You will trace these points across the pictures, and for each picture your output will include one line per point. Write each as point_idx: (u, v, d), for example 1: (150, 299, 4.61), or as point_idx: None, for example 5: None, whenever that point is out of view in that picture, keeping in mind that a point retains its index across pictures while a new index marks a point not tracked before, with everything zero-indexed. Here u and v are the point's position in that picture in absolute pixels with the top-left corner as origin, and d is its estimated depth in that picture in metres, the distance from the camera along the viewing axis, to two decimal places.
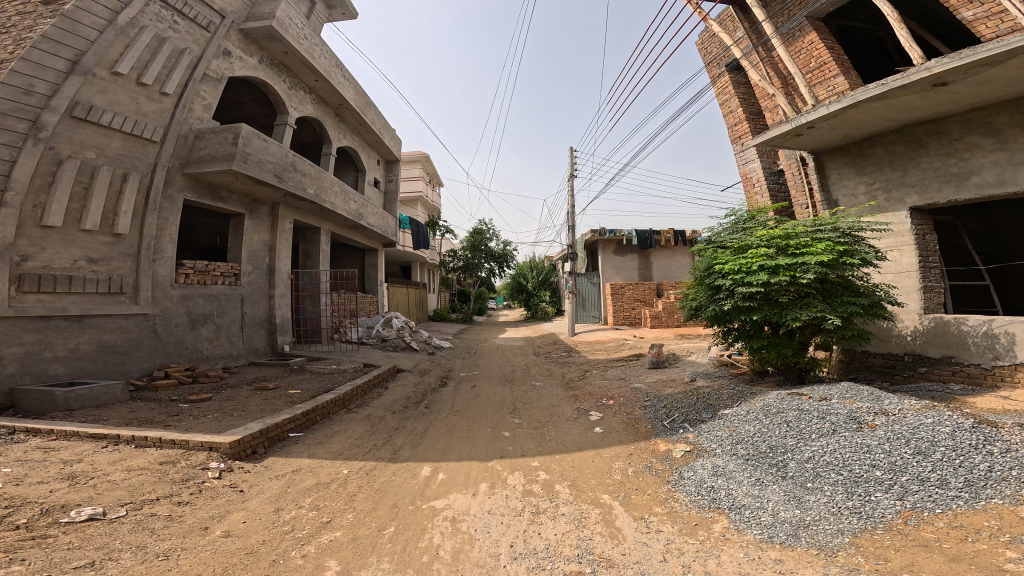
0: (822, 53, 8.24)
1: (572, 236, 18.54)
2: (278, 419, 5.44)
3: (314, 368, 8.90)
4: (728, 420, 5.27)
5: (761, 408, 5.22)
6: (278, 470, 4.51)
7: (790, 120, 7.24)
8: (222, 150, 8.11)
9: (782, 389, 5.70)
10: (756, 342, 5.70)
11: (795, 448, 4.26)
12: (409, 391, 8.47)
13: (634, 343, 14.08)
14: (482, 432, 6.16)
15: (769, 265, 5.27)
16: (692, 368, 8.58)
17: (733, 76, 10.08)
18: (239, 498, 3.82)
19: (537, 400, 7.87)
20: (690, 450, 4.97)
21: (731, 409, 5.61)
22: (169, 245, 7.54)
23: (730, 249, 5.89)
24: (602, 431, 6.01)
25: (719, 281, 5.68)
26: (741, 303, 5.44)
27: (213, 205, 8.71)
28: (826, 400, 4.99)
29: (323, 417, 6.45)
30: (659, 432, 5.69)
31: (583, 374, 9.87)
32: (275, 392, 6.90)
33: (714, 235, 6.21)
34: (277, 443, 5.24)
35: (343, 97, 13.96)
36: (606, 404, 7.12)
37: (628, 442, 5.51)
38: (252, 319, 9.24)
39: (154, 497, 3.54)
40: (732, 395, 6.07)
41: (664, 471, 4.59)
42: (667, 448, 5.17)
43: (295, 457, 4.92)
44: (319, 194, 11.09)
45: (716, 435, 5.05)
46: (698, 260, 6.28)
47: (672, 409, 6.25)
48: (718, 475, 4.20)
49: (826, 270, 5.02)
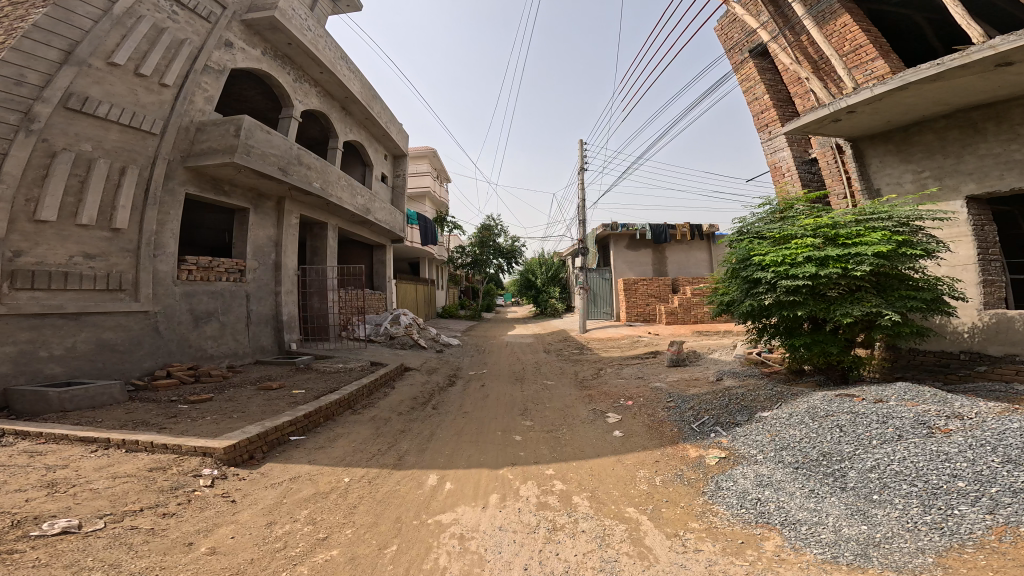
0: (857, 36, 7.56)
1: (583, 230, 17.99)
2: (279, 421, 5.18)
3: (321, 367, 8.66)
4: (768, 424, 4.79)
5: (807, 411, 4.72)
6: (275, 478, 4.23)
7: (828, 104, 6.57)
8: (225, 142, 7.88)
9: (825, 389, 5.21)
10: (797, 339, 5.19)
11: (854, 456, 3.77)
12: (417, 391, 8.16)
13: (650, 340, 13.53)
14: (492, 437, 5.79)
15: (816, 256, 4.75)
16: (716, 367, 8.05)
17: (758, 62, 9.39)
18: (230, 509, 3.55)
19: (550, 400, 7.47)
20: (726, 457, 4.51)
21: (771, 411, 5.13)
22: (170, 240, 7.34)
23: (769, 240, 5.37)
24: (623, 436, 5.57)
25: (757, 273, 5.16)
26: (784, 297, 4.93)
27: (217, 199, 8.48)
28: (883, 402, 4.46)
29: (327, 419, 6.19)
30: (687, 436, 5.23)
31: (597, 373, 9.40)
32: (278, 392, 6.66)
33: (748, 225, 5.70)
34: (277, 447, 4.98)
35: (349, 91, 13.65)
36: (625, 407, 6.66)
37: (652, 448, 5.06)
38: (258, 316, 9.03)
39: (137, 508, 3.28)
40: (769, 396, 5.56)
41: (699, 481, 4.13)
42: (699, 454, 4.72)
43: (295, 464, 4.63)
44: (326, 188, 10.83)
45: (756, 440, 4.58)
46: (730, 252, 5.77)
47: (701, 410, 5.77)
48: (764, 486, 3.74)
49: (884, 262, 4.51)
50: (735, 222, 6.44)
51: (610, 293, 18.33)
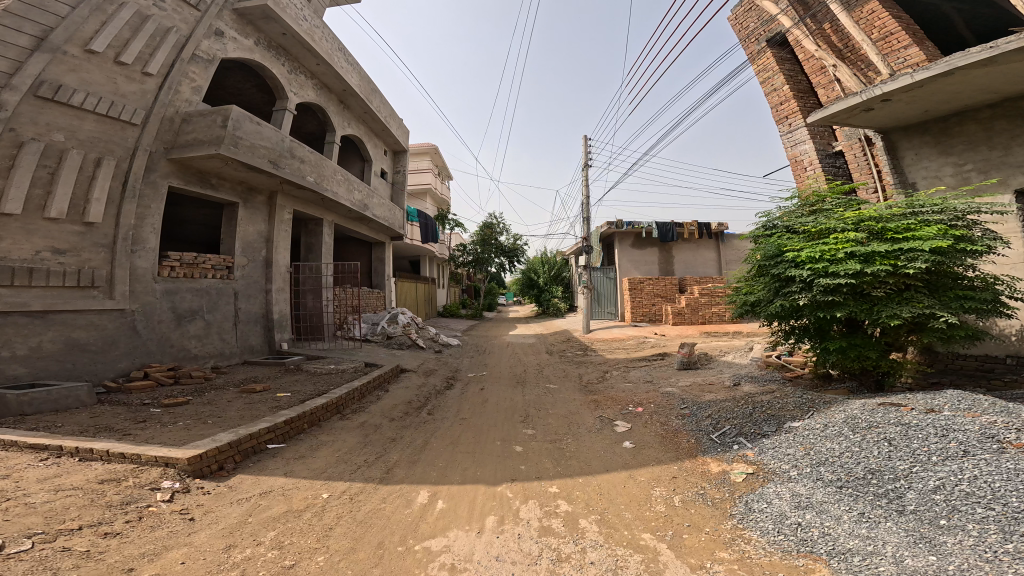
0: (886, 22, 7.04)
1: (587, 228, 17.46)
2: (254, 428, 4.78)
3: (311, 368, 8.26)
4: (801, 436, 4.30)
5: (846, 422, 4.22)
6: (243, 493, 3.84)
7: (862, 91, 6.02)
8: (211, 133, 7.46)
9: (863, 396, 4.73)
10: (832, 343, 4.75)
11: (910, 474, 3.28)
12: (412, 394, 7.70)
13: (656, 341, 13.01)
14: (491, 447, 5.34)
15: (861, 252, 4.31)
16: (731, 371, 7.54)
17: (777, 51, 8.80)
18: (185, 529, 3.20)
19: (553, 406, 7.00)
20: (753, 473, 4.03)
21: (802, 422, 4.64)
22: (151, 235, 6.93)
23: (802, 235, 4.93)
24: (634, 447, 5.09)
25: (791, 271, 4.71)
26: (821, 297, 4.48)
27: (203, 193, 8.06)
28: (937, 413, 3.96)
29: (311, 425, 5.76)
30: (707, 448, 4.75)
31: (603, 376, 8.90)
32: (261, 396, 6.23)
33: (779, 219, 5.24)
34: (252, 457, 4.59)
35: (347, 83, 13.21)
36: (635, 414, 6.18)
37: (667, 463, 4.57)
38: (246, 315, 8.61)
39: (74, 527, 2.97)
40: (797, 404, 5.06)
41: (724, 501, 3.65)
42: (722, 469, 4.24)
43: (268, 476, 4.21)
44: (320, 183, 10.38)
45: (788, 455, 4.09)
46: (756, 248, 5.33)
47: (721, 419, 5.28)
48: (803, 509, 3.25)
49: (942, 259, 4.05)
50: (759, 216, 6.00)
51: (615, 292, 17.81)
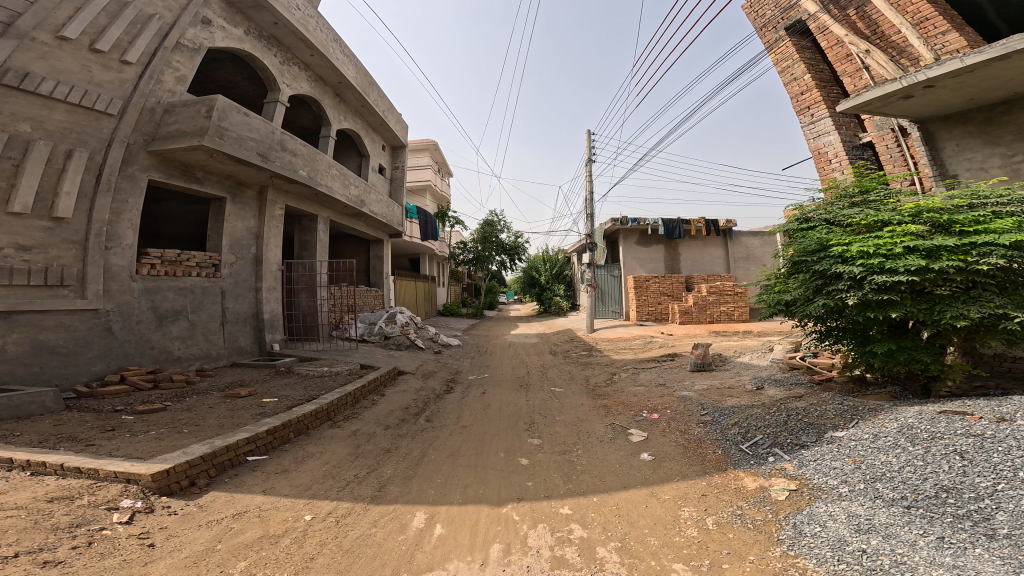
0: (923, 6, 6.59)
1: (591, 225, 16.96)
2: (232, 439, 4.34)
3: (302, 370, 7.81)
4: (848, 448, 3.88)
5: (901, 432, 3.79)
6: (215, 513, 3.40)
7: (901, 77, 5.65)
8: (194, 124, 6.99)
9: (912, 403, 4.33)
10: (881, 347, 4.41)
11: (995, 493, 2.84)
12: (409, 400, 7.24)
13: (664, 340, 12.56)
14: (494, 461, 4.88)
15: (924, 246, 4.04)
16: (749, 373, 7.09)
17: (798, 39, 8.28)
18: (142, 558, 2.75)
19: (560, 412, 6.54)
20: (796, 489, 3.61)
21: (845, 431, 4.20)
22: (128, 231, 6.48)
23: (852, 229, 4.68)
24: (653, 460, 4.63)
25: (841, 267, 4.41)
26: (876, 296, 4.17)
27: (188, 187, 7.59)
28: (1012, 423, 3.53)
29: (298, 434, 5.31)
30: (738, 461, 4.29)
31: (611, 379, 8.42)
32: (246, 402, 5.79)
33: (826, 213, 4.99)
34: (228, 471, 4.14)
35: (343, 76, 12.71)
36: (650, 422, 5.70)
37: (693, 479, 4.11)
38: (235, 316, 8.16)
39: (7, 555, 2.53)
40: (837, 412, 4.60)
41: (768, 523, 3.21)
42: (758, 484, 3.81)
43: (243, 494, 3.77)
44: (314, 177, 9.91)
45: (836, 469, 3.67)
46: (796, 244, 5.05)
47: (750, 427, 4.82)
48: (866, 533, 2.82)
49: (1018, 255, 3.81)
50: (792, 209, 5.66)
51: (619, 291, 17.33)
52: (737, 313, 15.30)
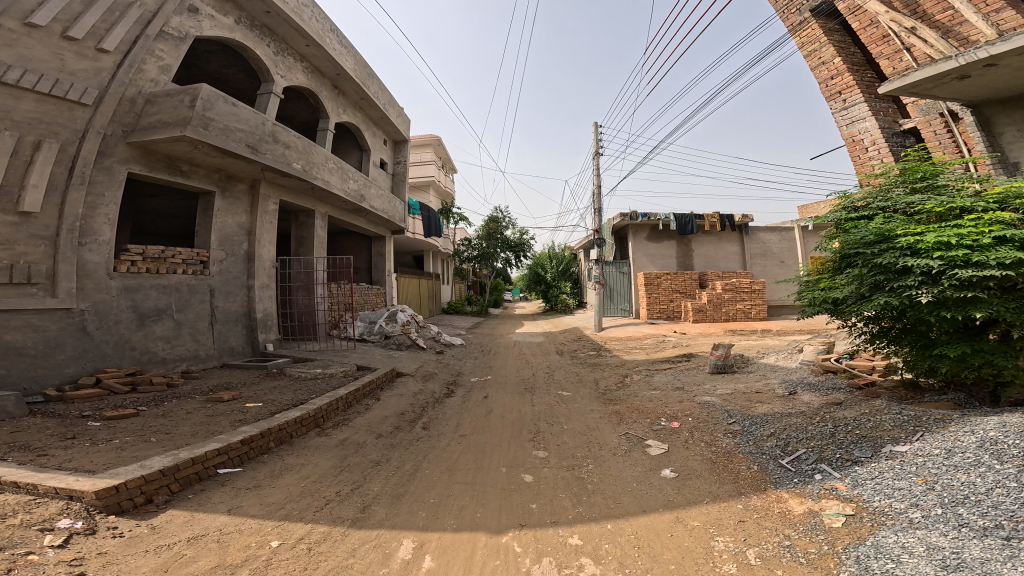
0: None
1: (599, 220, 16.31)
2: (200, 451, 3.96)
3: (294, 372, 7.38)
4: (916, 466, 3.31)
5: (983, 450, 3.20)
6: (168, 537, 2.99)
7: (956, 54, 4.97)
8: (177, 114, 6.59)
9: (987, 413, 3.75)
10: (950, 349, 3.89)
11: None
12: (406, 405, 6.75)
13: (678, 340, 11.92)
14: (494, 478, 4.36)
15: (1016, 237, 3.54)
16: (776, 377, 6.47)
17: (827, 17, 7.52)
18: None
19: (567, 420, 6.01)
20: (854, 514, 3.06)
21: (909, 445, 3.62)
22: (105, 227, 6.12)
23: (921, 217, 4.15)
24: (678, 478, 4.05)
25: (912, 260, 3.85)
26: (957, 293, 3.64)
27: (172, 180, 7.22)
28: None
29: (280, 443, 4.92)
30: (778, 480, 3.71)
31: (623, 382, 7.81)
32: (227, 408, 5.39)
33: (888, 200, 4.45)
34: (192, 486, 3.75)
35: (340, 67, 12.26)
36: (670, 433, 5.10)
37: (726, 501, 3.54)
38: (225, 314, 7.77)
39: None
40: (896, 422, 3.97)
41: (822, 558, 2.68)
42: (805, 508, 3.26)
43: (207, 513, 3.37)
44: (309, 171, 9.48)
45: (901, 491, 3.11)
46: (850, 233, 4.49)
47: (790, 441, 4.21)
48: (956, 571, 2.25)
49: None
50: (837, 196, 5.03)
51: (628, 288, 16.64)
52: (755, 312, 14.73)
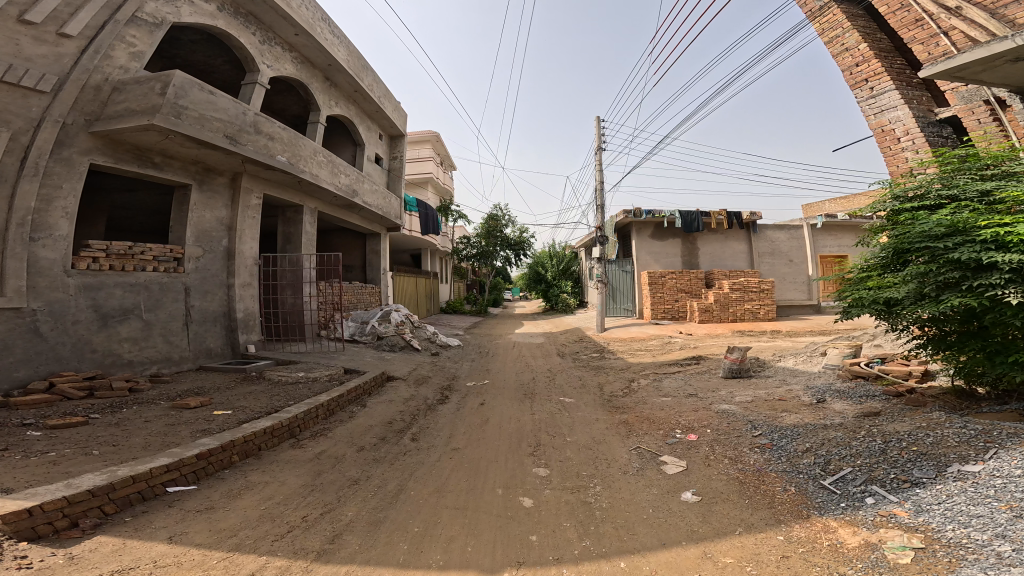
0: None
1: (601, 217, 15.73)
2: (143, 467, 3.55)
3: (274, 376, 6.84)
4: (1000, 490, 2.75)
5: None
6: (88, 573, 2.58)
7: (1015, 33, 4.36)
8: (146, 102, 6.07)
9: None
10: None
11: None
12: (395, 413, 6.21)
13: (684, 341, 11.41)
14: (486, 502, 3.83)
15: None
16: (800, 384, 5.95)
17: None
18: None
19: (570, 432, 5.49)
20: (923, 546, 2.52)
21: (985, 465, 3.05)
22: (63, 221, 5.61)
23: (998, 207, 3.66)
24: (702, 504, 3.49)
25: (993, 256, 3.34)
26: None
27: (144, 172, 6.71)
28: None
29: (246, 457, 4.45)
30: (824, 506, 3.16)
31: (629, 388, 7.27)
32: (190, 417, 4.88)
33: (958, 189, 3.97)
34: (133, 506, 3.37)
35: (331, 58, 11.68)
36: (687, 448, 4.56)
37: (763, 530, 3.01)
38: (201, 314, 7.24)
39: None
40: (961, 438, 3.42)
41: None
42: (858, 540, 2.72)
43: (143, 541, 2.98)
44: (296, 163, 8.92)
45: (979, 519, 2.57)
46: (910, 225, 3.98)
47: (832, 459, 3.69)
48: None
49: None
50: (889, 186, 4.51)
51: (632, 287, 16.09)
52: (763, 312, 14.24)
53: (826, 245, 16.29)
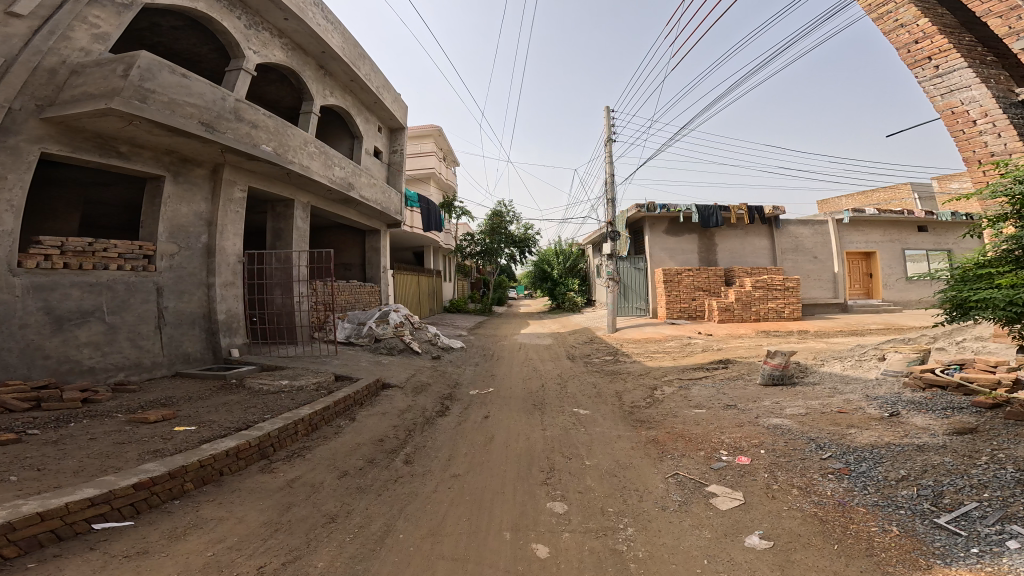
0: None
1: (612, 212, 14.84)
2: (58, 501, 2.84)
3: (255, 384, 6.15)
4: None
5: None
6: None
7: None
8: (106, 85, 5.46)
9: None
10: None
11: None
12: (389, 429, 5.47)
13: (704, 343, 10.56)
14: (491, 551, 3.05)
15: None
16: (859, 395, 5.12)
17: None
18: None
19: (590, 451, 4.72)
20: None
21: None
22: (10, 217, 5.03)
23: None
24: (776, 552, 2.70)
25: None
26: None
27: (109, 163, 6.09)
28: None
29: (202, 484, 3.75)
30: (950, 553, 2.43)
31: (653, 397, 6.45)
32: (145, 435, 4.19)
33: None
34: (41, 550, 2.65)
35: (324, 44, 10.94)
36: (738, 474, 3.76)
37: None
38: (177, 316, 6.60)
39: None
40: None
41: None
42: None
43: None
44: (284, 154, 8.22)
45: None
46: None
47: (947, 491, 2.94)
48: None
49: None
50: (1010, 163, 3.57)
51: (644, 285, 15.23)
52: (787, 311, 13.31)
53: (853, 242, 15.32)
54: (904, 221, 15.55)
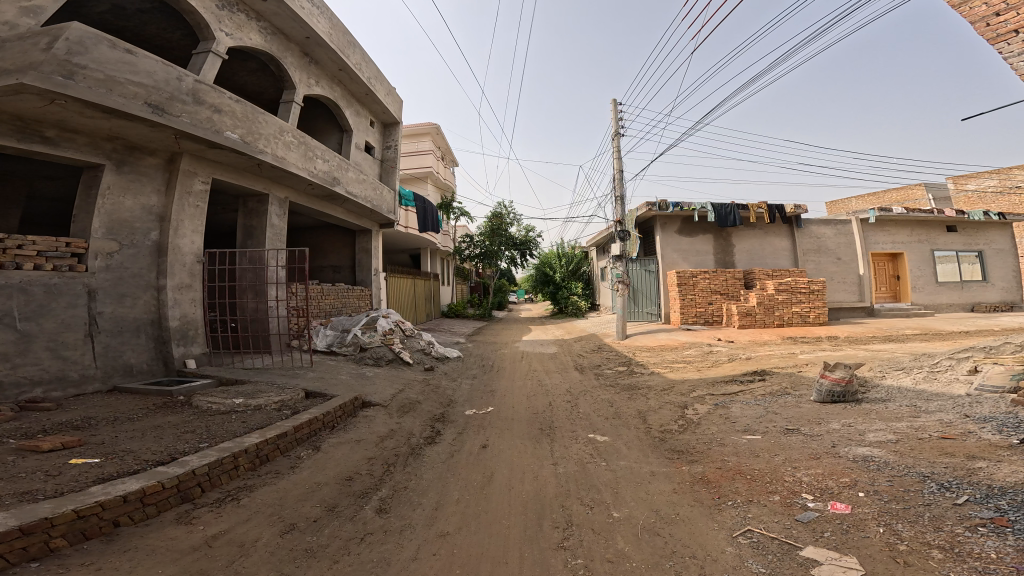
0: None
1: (619, 210, 13.87)
2: None
3: (203, 403, 5.09)
4: None
5: None
6: None
7: None
8: (24, 58, 4.57)
9: None
10: None
11: None
12: (361, 462, 4.40)
13: (726, 352, 9.48)
14: None
15: None
16: (959, 416, 4.03)
17: None
18: None
19: (617, 496, 3.64)
20: None
21: None
22: None
23: None
24: None
25: None
26: None
27: (34, 153, 5.19)
28: None
29: (82, 540, 2.73)
30: None
31: (685, 418, 5.36)
32: (21, 472, 3.17)
33: None
34: None
35: (308, 28, 10.02)
36: (840, 530, 2.67)
37: None
38: (114, 325, 5.62)
39: None
40: None
41: None
42: None
43: None
44: (254, 142, 7.22)
45: None
46: None
47: None
48: None
49: None
50: None
51: (655, 288, 14.20)
52: (812, 316, 12.27)
53: (877, 242, 14.33)
54: (932, 220, 14.56)
